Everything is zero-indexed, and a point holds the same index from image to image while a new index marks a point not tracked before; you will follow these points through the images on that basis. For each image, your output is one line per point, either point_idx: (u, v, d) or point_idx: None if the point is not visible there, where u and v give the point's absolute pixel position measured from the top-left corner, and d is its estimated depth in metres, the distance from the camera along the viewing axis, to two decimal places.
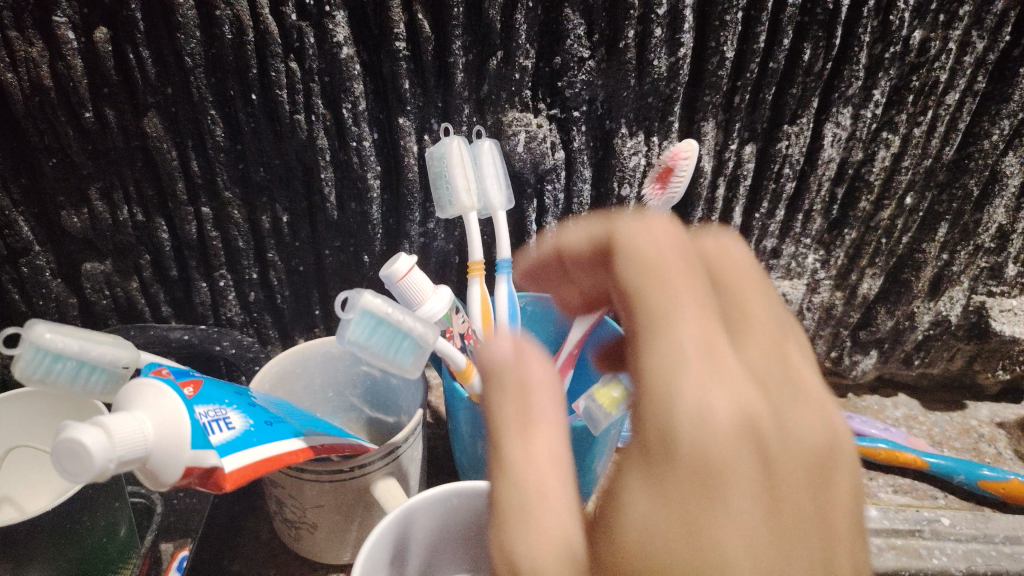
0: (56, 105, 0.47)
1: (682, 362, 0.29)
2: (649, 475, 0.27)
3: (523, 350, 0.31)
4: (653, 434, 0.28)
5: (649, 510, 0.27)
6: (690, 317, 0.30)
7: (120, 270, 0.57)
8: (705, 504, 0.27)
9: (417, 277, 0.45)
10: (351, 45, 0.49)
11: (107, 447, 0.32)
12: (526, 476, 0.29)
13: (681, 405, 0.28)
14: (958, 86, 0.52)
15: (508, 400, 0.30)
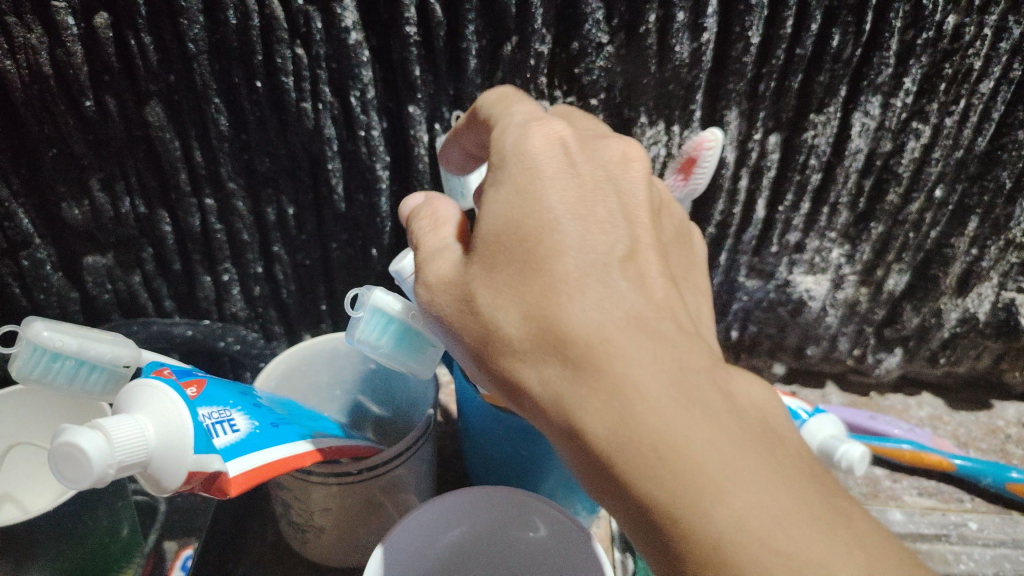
0: (56, 93, 0.45)
1: (519, 140, 0.32)
2: (481, 275, 0.31)
3: (435, 209, 0.36)
4: (480, 232, 0.31)
5: (490, 296, 0.30)
6: (512, 128, 0.33)
7: (122, 264, 0.55)
8: (532, 267, 0.30)
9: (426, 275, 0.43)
10: (359, 30, 0.47)
11: (106, 451, 0.30)
12: (434, 298, 0.32)
13: (508, 158, 0.32)
14: (993, 73, 0.49)
15: (427, 222, 0.35)
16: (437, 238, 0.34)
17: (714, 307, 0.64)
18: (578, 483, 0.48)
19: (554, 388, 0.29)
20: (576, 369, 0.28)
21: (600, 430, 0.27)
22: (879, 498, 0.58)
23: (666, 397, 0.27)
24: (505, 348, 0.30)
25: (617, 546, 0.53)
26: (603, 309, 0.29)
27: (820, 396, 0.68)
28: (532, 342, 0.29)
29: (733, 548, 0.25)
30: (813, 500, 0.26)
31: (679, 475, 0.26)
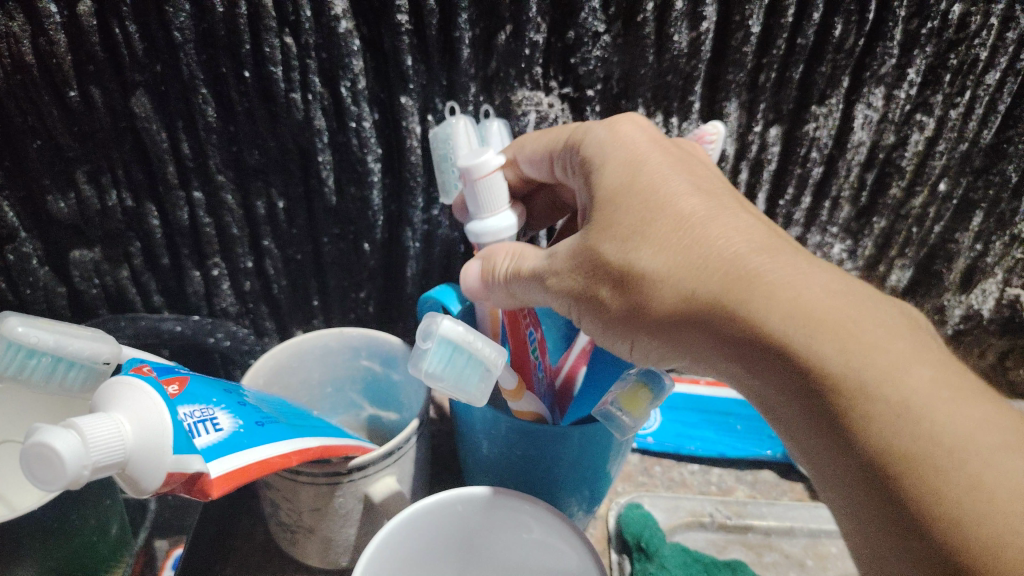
0: (39, 83, 0.44)
1: (612, 137, 0.41)
2: (604, 225, 0.38)
3: (491, 257, 0.42)
4: (604, 193, 0.39)
5: (623, 233, 0.37)
6: (607, 129, 0.42)
7: (109, 258, 0.54)
8: (657, 208, 0.37)
9: (484, 192, 0.43)
10: (349, 19, 0.46)
11: (81, 452, 0.29)
12: (566, 266, 0.39)
13: (610, 146, 0.40)
14: (999, 64, 0.48)
15: (508, 258, 0.41)
16: (517, 260, 0.41)
17: None
18: (574, 484, 0.46)
19: (705, 292, 0.33)
20: (725, 274, 0.33)
21: (767, 323, 0.31)
22: None
23: (813, 282, 0.31)
24: (647, 276, 0.35)
25: (615, 548, 0.52)
26: (737, 234, 0.35)
27: None
28: (674, 264, 0.35)
29: (923, 407, 0.27)
30: (970, 380, 0.28)
31: (849, 346, 0.29)
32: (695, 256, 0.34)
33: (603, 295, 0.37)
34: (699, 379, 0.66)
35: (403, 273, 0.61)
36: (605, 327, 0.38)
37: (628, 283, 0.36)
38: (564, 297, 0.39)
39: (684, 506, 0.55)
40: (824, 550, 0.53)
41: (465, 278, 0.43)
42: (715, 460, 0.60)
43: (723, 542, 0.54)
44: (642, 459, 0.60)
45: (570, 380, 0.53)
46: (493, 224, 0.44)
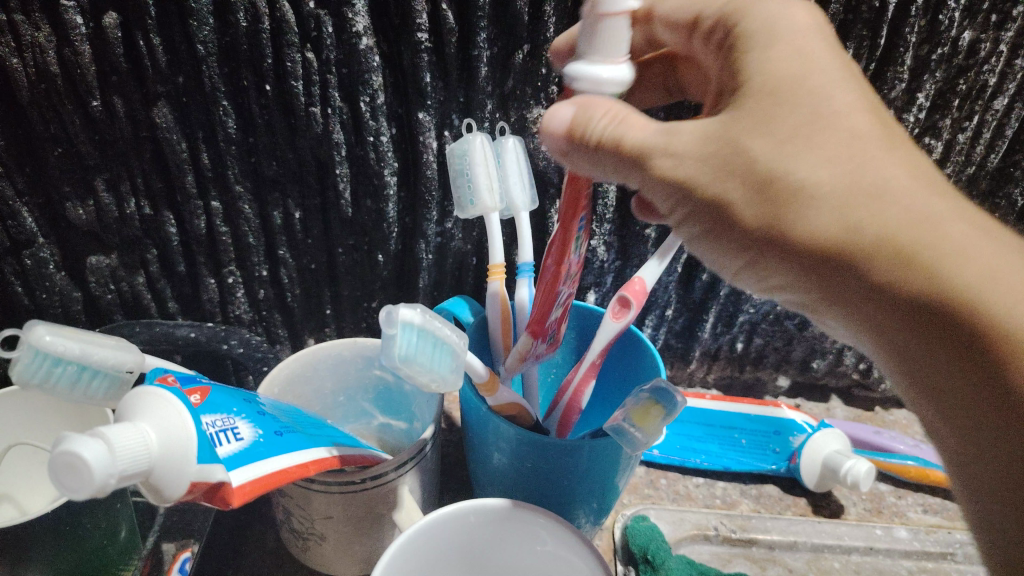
0: (63, 93, 0.45)
1: (774, 23, 0.35)
2: (759, 118, 0.31)
3: (587, 109, 0.33)
4: (759, 81, 0.33)
5: (782, 133, 0.31)
6: (763, 13, 0.36)
7: (125, 264, 0.54)
8: (823, 113, 0.32)
9: (600, 33, 0.34)
10: (370, 36, 0.47)
11: (108, 461, 0.30)
12: (695, 151, 0.32)
13: (784, 31, 0.34)
14: (1008, 90, 0.49)
15: (611, 119, 0.33)
16: (620, 121, 0.33)
17: (720, 319, 0.64)
18: (583, 497, 0.47)
19: (878, 230, 0.30)
20: (902, 214, 0.30)
21: (955, 281, 0.29)
22: (883, 515, 0.58)
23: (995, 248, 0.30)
24: (804, 190, 0.30)
25: (621, 559, 0.53)
26: (913, 173, 0.31)
27: (825, 410, 0.68)
28: (842, 186, 0.30)
29: None
30: None
31: None
32: (869, 187, 0.30)
33: (732, 197, 0.31)
34: (704, 393, 0.67)
35: (415, 285, 0.62)
36: (713, 236, 0.33)
37: (777, 194, 0.31)
38: (673, 193, 0.33)
39: (689, 519, 0.55)
40: (827, 565, 0.54)
41: (551, 117, 0.34)
42: (719, 474, 0.61)
43: (728, 555, 0.54)
44: (648, 472, 0.61)
45: (579, 397, 0.51)
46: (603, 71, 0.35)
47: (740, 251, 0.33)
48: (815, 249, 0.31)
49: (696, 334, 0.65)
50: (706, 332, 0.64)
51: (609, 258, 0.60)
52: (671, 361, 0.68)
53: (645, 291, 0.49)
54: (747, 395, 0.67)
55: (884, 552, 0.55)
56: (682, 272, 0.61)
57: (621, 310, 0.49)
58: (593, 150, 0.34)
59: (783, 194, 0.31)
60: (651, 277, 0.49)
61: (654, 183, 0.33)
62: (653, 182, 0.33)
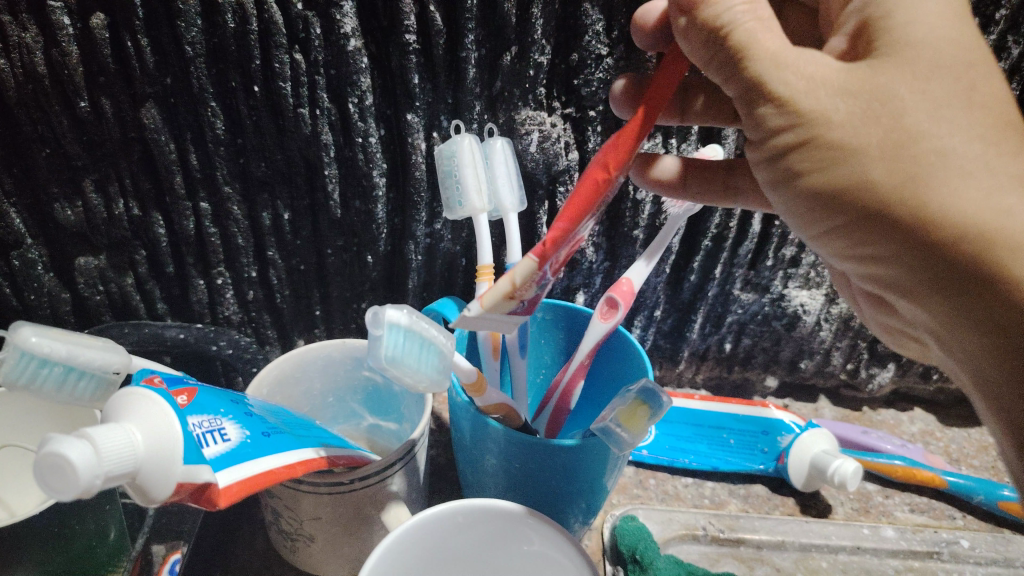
0: (50, 93, 0.45)
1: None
2: (913, 73, 0.31)
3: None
4: (903, 26, 0.31)
5: (919, 93, 0.31)
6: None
7: (114, 266, 0.54)
8: (960, 76, 0.31)
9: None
10: (359, 37, 0.47)
11: (93, 463, 0.30)
12: (829, 93, 0.31)
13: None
14: None
15: (751, 28, 0.31)
16: (755, 15, 0.32)
17: (708, 320, 0.64)
18: (571, 497, 0.47)
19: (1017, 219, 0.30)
20: (1010, 202, 0.31)
21: None
22: (871, 514, 0.59)
23: None
24: (946, 153, 0.31)
25: (609, 559, 0.53)
26: None
27: (814, 410, 0.69)
28: (959, 162, 0.31)
29: None
30: None
31: None
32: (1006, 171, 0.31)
33: (866, 138, 0.31)
34: (693, 394, 0.67)
35: (405, 286, 0.62)
36: (810, 185, 0.33)
37: (905, 156, 0.31)
38: (791, 127, 0.32)
39: (677, 519, 0.56)
40: (814, 564, 0.54)
41: None
42: (708, 474, 0.61)
43: (716, 555, 0.54)
44: (637, 472, 0.61)
45: (567, 398, 0.51)
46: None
47: (833, 199, 0.33)
48: (932, 212, 0.31)
49: (684, 334, 0.65)
50: (694, 333, 0.65)
51: (597, 259, 0.61)
52: (660, 362, 0.68)
53: (633, 292, 0.49)
54: (735, 396, 0.67)
55: (871, 551, 0.55)
56: (670, 273, 0.61)
57: (609, 311, 0.49)
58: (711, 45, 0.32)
59: (907, 158, 0.31)
60: (639, 278, 0.50)
61: (773, 109, 0.32)
62: (777, 112, 0.32)
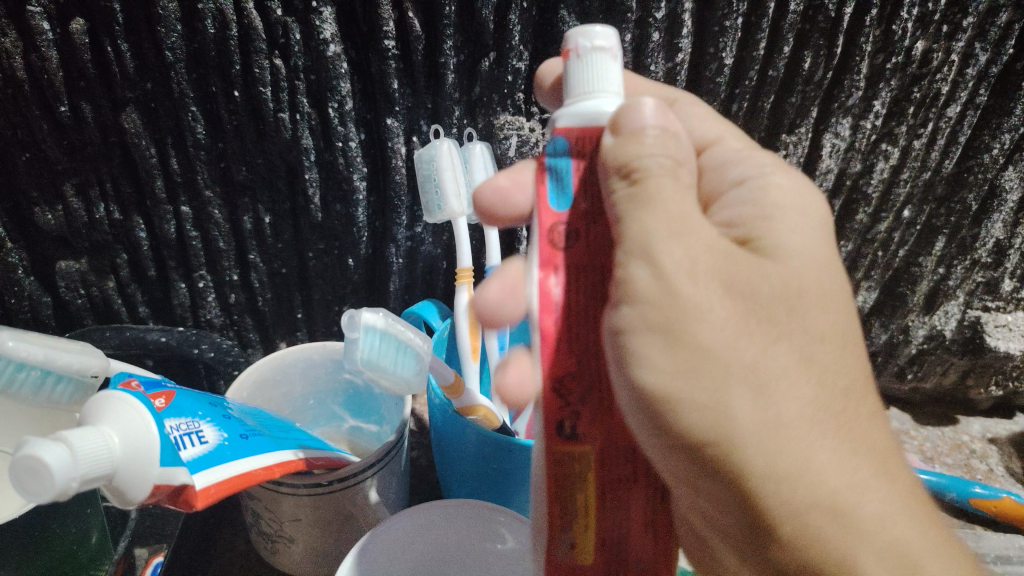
0: (30, 98, 0.45)
1: (804, 190, 0.32)
2: (775, 294, 0.27)
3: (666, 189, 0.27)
4: (778, 240, 0.29)
5: (782, 312, 0.27)
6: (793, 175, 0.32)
7: (95, 269, 0.54)
8: (819, 308, 0.28)
9: (569, 70, 0.29)
10: (338, 43, 0.47)
11: (69, 465, 0.30)
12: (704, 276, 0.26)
13: (807, 203, 0.31)
14: (960, 98, 0.53)
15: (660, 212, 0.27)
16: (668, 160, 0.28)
17: None
18: None
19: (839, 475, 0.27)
20: (846, 463, 0.27)
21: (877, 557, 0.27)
22: None
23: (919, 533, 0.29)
24: (788, 392, 0.27)
25: None
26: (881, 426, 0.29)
27: None
28: (810, 406, 0.27)
29: None
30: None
31: None
32: (847, 425, 0.28)
33: (719, 346, 0.26)
34: None
35: (386, 288, 0.62)
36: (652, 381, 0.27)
37: (751, 380, 0.26)
38: (649, 308, 0.26)
39: None
40: None
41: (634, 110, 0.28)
42: None
43: None
44: None
45: None
46: (602, 107, 0.29)
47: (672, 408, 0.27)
48: (767, 443, 0.26)
49: None
50: None
51: None
52: None
53: None
54: None
55: None
56: None
57: None
58: (618, 186, 0.28)
59: (759, 382, 0.26)
60: None
61: (646, 275, 0.26)
62: (653, 279, 0.26)
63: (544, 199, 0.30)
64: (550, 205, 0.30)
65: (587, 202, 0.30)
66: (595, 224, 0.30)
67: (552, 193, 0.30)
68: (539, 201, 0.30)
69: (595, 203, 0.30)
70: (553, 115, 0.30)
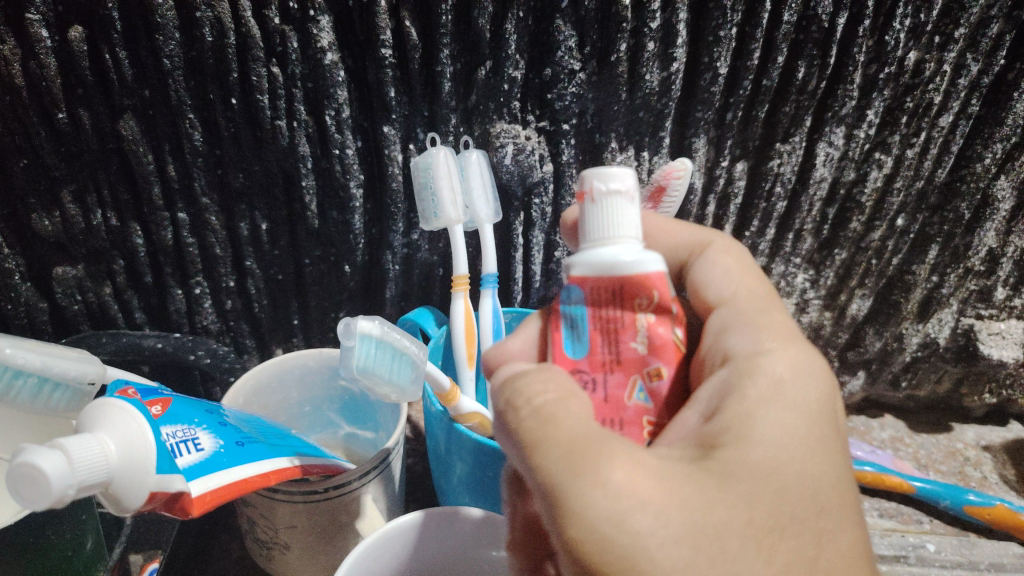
0: (28, 105, 0.45)
1: (800, 365, 0.29)
2: (745, 526, 0.24)
3: (545, 374, 0.27)
4: (749, 435, 0.26)
5: (744, 533, 0.24)
6: (792, 348, 0.29)
7: (92, 275, 0.54)
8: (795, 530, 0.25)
9: (587, 216, 0.30)
10: (335, 51, 0.48)
11: (66, 472, 0.30)
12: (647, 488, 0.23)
13: (786, 392, 0.27)
14: (952, 108, 0.54)
15: (553, 395, 0.26)
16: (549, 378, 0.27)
17: None
18: None
19: None
20: None
21: None
22: None
23: None
24: None
25: None
26: None
27: None
28: None
29: None
30: None
31: None
32: None
33: None
34: None
35: (382, 295, 0.63)
36: None
37: None
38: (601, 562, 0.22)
39: None
40: None
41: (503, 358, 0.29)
42: None
43: None
44: None
45: None
46: (619, 255, 0.29)
47: None
48: None
49: None
50: None
51: None
52: None
53: None
54: None
55: None
56: None
57: None
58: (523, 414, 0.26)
59: None
60: None
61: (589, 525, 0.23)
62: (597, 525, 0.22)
63: (559, 346, 0.31)
64: (565, 352, 0.31)
65: (600, 349, 0.30)
66: (609, 373, 0.30)
67: (566, 340, 0.31)
68: (554, 347, 0.31)
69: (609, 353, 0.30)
70: (571, 262, 0.30)
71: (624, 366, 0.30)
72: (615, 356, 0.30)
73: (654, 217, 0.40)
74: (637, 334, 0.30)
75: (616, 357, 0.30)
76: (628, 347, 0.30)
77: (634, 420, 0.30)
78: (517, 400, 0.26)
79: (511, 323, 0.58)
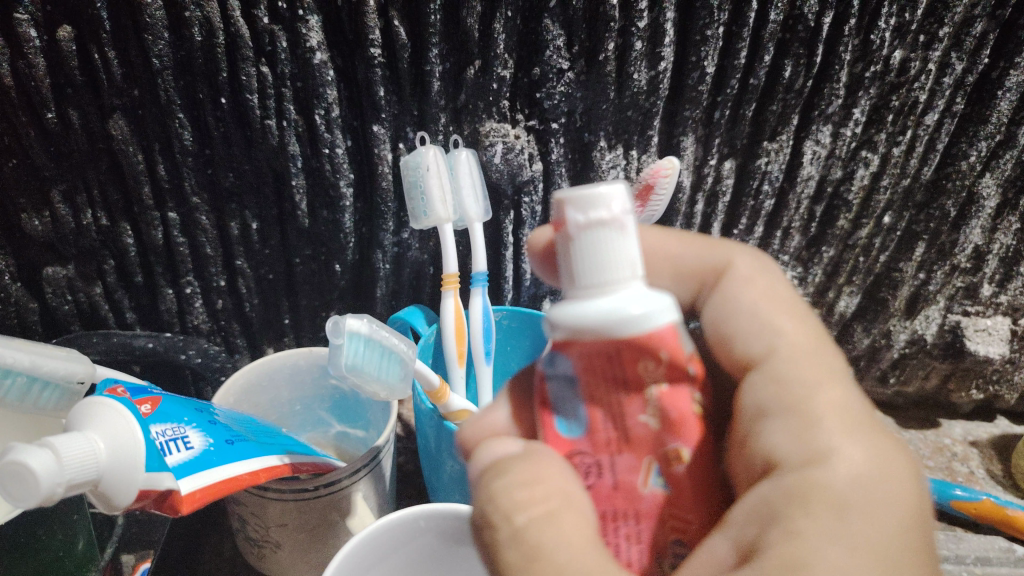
0: (17, 105, 0.45)
1: (864, 476, 0.25)
2: None
3: (531, 471, 0.26)
4: None
5: None
6: (855, 450, 0.26)
7: (82, 275, 0.54)
8: None
9: (577, 255, 0.26)
10: (324, 50, 0.48)
11: (55, 470, 0.31)
12: None
13: (848, 521, 0.24)
14: (937, 106, 0.54)
15: (540, 509, 0.25)
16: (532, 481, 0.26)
17: None
18: None
19: None
20: None
21: None
22: None
23: None
24: None
25: None
26: None
27: None
28: None
29: None
30: None
31: None
32: None
33: None
34: None
35: (373, 294, 0.63)
36: None
37: None
38: None
39: None
40: None
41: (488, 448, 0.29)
42: None
43: None
44: None
45: None
46: (627, 306, 0.25)
47: None
48: None
49: None
50: None
51: None
52: None
53: None
54: None
55: None
56: None
57: None
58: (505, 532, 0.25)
59: None
60: None
61: None
62: None
63: (552, 428, 0.28)
64: (561, 434, 0.28)
65: (603, 426, 0.27)
66: (617, 455, 0.27)
67: (560, 419, 0.28)
68: (545, 429, 0.28)
69: (614, 432, 0.27)
70: (564, 314, 0.26)
71: (635, 447, 0.26)
72: (622, 434, 0.27)
73: (663, 236, 0.38)
74: (647, 406, 0.26)
75: (624, 435, 0.27)
76: (638, 423, 0.26)
77: (651, 513, 0.26)
78: (497, 514, 0.25)
79: (501, 321, 0.58)
